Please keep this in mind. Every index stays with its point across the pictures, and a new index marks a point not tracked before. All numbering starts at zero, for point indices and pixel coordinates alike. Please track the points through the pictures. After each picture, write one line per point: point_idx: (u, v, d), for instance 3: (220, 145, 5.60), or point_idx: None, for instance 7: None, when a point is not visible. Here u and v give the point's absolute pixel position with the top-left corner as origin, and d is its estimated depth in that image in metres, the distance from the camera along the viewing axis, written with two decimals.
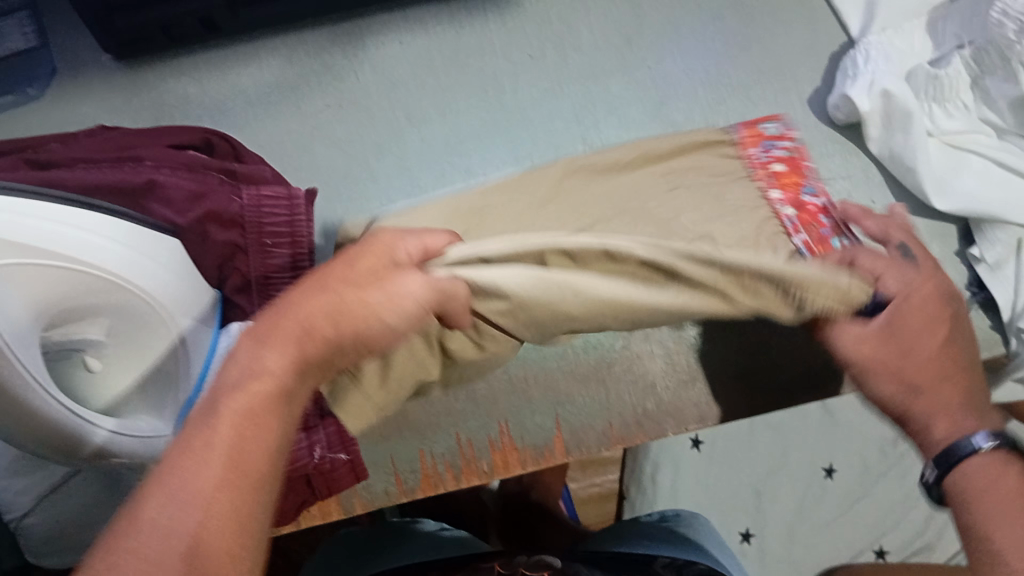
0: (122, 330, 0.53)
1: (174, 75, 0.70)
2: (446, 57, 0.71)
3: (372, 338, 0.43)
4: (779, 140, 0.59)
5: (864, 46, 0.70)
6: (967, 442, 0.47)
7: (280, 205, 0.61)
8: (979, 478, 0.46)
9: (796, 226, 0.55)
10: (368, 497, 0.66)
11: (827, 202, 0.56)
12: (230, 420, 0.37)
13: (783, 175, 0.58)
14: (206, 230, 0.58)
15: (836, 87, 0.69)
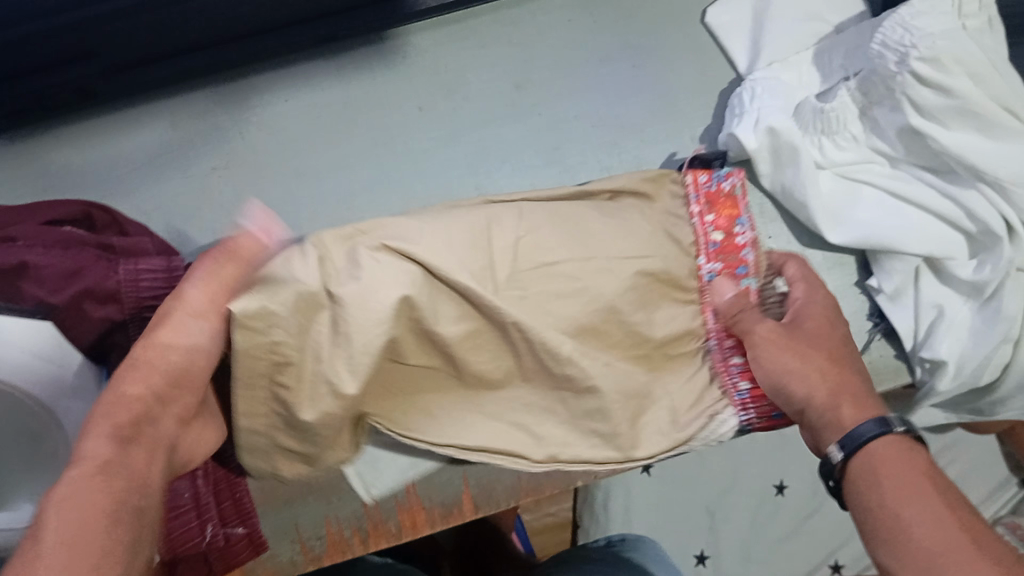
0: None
1: (56, 145, 0.69)
2: (336, 113, 0.72)
3: (179, 370, 0.52)
4: (725, 177, 0.62)
5: (751, 83, 0.73)
6: (863, 430, 0.51)
7: (159, 277, 0.60)
8: (886, 458, 0.50)
9: (713, 252, 0.61)
10: (274, 567, 0.64)
11: (751, 239, 0.61)
12: (63, 507, 0.42)
13: (720, 202, 0.62)
14: (83, 308, 0.57)
15: (726, 125, 0.72)
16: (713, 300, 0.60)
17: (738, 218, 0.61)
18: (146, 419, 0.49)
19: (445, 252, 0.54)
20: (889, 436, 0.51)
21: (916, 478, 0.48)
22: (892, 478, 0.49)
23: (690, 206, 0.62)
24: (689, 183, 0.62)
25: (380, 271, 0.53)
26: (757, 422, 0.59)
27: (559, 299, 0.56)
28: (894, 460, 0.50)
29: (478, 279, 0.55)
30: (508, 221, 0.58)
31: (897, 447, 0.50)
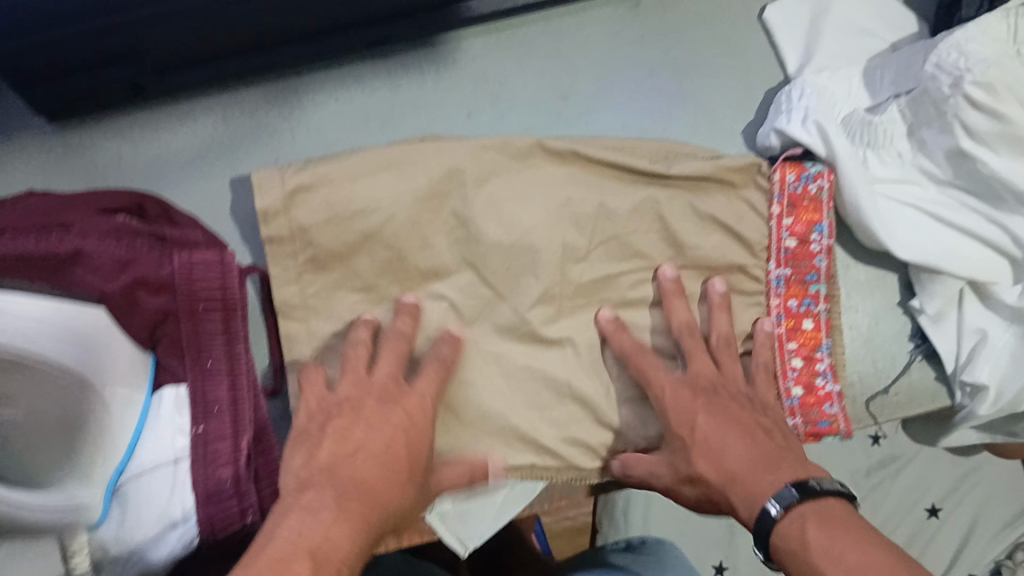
0: (41, 404, 0.54)
1: (107, 136, 0.70)
2: (382, 116, 0.73)
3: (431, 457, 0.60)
4: (817, 178, 0.67)
5: (799, 83, 0.73)
6: (768, 511, 0.53)
7: (212, 272, 0.61)
8: (796, 528, 0.51)
9: (786, 258, 0.67)
10: None
11: (829, 245, 0.67)
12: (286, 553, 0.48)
13: (803, 206, 0.67)
14: (135, 296, 0.59)
15: (770, 119, 0.72)
16: (778, 301, 0.67)
17: (817, 225, 0.67)
18: (415, 470, 0.58)
19: (535, 230, 0.65)
20: (806, 499, 0.52)
21: (835, 525, 0.50)
22: (817, 538, 0.50)
23: (774, 205, 0.66)
24: (777, 181, 0.66)
25: (454, 252, 0.66)
26: (805, 428, 0.65)
27: (631, 291, 0.67)
28: (823, 522, 0.50)
29: (568, 253, 0.66)
30: (589, 190, 0.66)
31: (816, 509, 0.52)
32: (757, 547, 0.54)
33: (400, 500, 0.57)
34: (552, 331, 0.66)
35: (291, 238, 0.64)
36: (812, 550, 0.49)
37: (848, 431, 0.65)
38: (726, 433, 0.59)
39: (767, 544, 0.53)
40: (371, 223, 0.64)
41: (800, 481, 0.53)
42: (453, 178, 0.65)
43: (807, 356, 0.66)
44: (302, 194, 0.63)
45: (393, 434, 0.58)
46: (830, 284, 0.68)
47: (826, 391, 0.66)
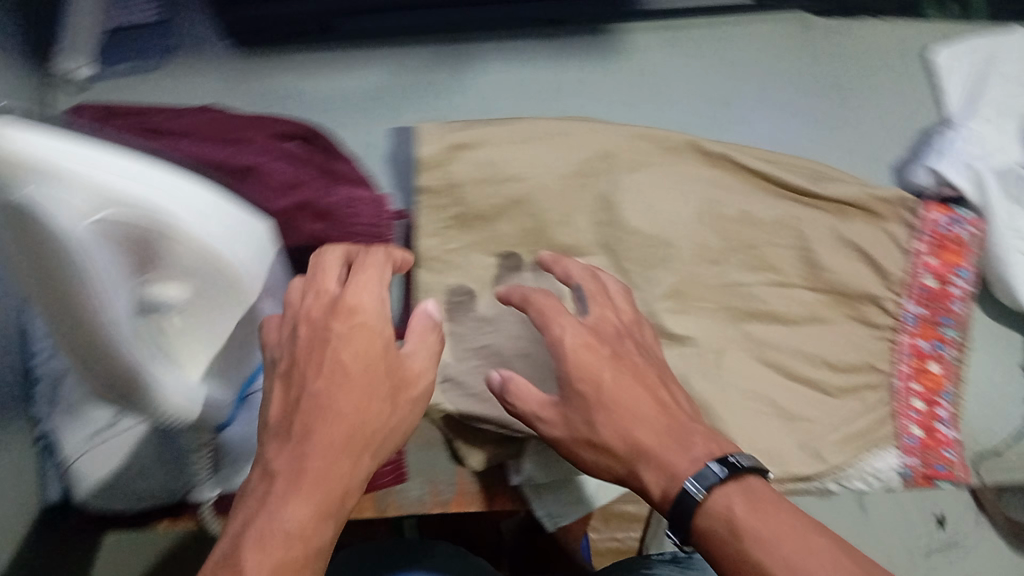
0: (195, 288, 0.55)
1: (287, 69, 0.74)
2: (544, 92, 0.75)
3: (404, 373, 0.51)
4: (967, 223, 0.66)
5: (959, 125, 0.71)
6: (688, 492, 0.47)
7: (369, 208, 0.65)
8: (724, 510, 0.46)
9: (924, 297, 0.66)
10: (402, 501, 0.67)
11: (968, 291, 0.66)
12: (264, 549, 0.42)
13: (950, 248, 0.66)
14: (298, 218, 0.63)
15: (924, 158, 0.72)
16: (907, 338, 0.66)
17: (960, 269, 0.66)
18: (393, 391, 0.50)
19: (676, 223, 0.67)
20: (731, 480, 0.46)
21: (766, 513, 0.45)
22: (745, 522, 0.45)
23: (918, 241, 0.66)
24: (927, 220, 0.66)
25: (592, 232, 0.68)
26: (920, 469, 0.65)
27: (760, 303, 0.67)
28: (752, 509, 0.45)
29: (704, 253, 0.67)
30: (735, 196, 0.67)
31: (740, 490, 0.46)
32: (671, 528, 0.48)
33: (388, 423, 0.50)
34: (676, 324, 0.66)
35: (440, 191, 0.67)
36: (752, 535, 0.44)
37: (965, 478, 0.65)
38: (636, 394, 0.53)
39: (686, 528, 0.47)
40: (521, 189, 0.67)
41: (720, 460, 0.48)
42: (604, 161, 0.67)
43: (929, 399, 0.66)
44: (458, 152, 0.67)
45: (369, 355, 0.50)
46: (963, 331, 0.66)
47: (946, 436, 0.66)
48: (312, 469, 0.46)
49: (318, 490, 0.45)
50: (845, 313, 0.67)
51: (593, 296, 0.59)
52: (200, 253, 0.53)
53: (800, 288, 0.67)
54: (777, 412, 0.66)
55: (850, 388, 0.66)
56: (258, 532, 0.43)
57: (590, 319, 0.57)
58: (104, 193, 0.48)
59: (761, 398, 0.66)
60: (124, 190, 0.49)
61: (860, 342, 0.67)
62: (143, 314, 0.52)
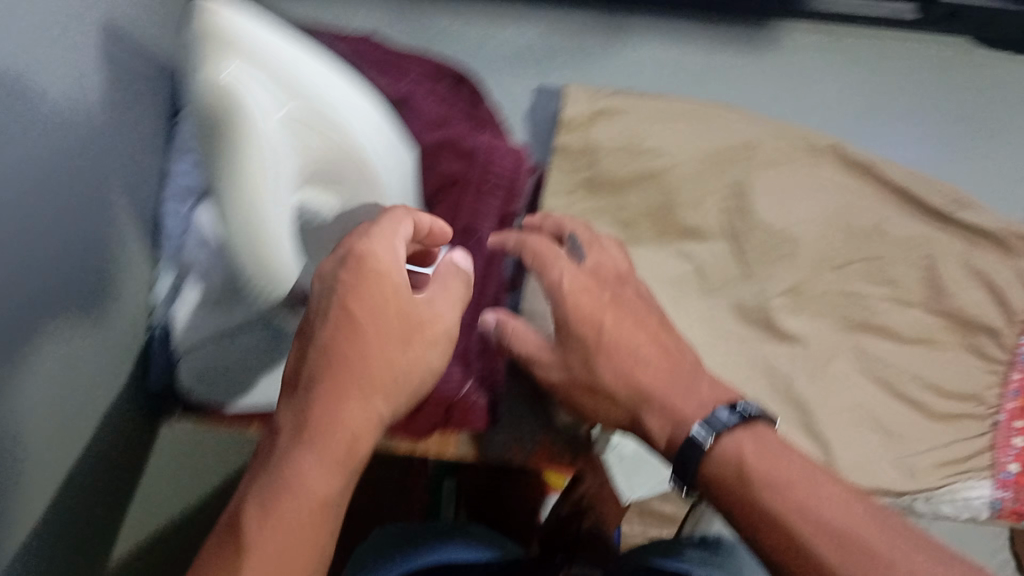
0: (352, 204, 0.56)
1: (441, 10, 0.74)
2: (691, 73, 0.74)
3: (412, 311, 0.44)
4: None
5: None
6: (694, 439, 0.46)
7: (508, 159, 0.65)
8: (731, 450, 0.46)
9: None
10: (487, 449, 0.66)
11: None
12: (284, 528, 0.39)
13: None
14: (441, 154, 0.64)
15: None
16: (1019, 375, 0.65)
17: None
18: (409, 331, 0.44)
19: (805, 224, 0.67)
20: (739, 427, 0.46)
21: (777, 459, 0.45)
22: (758, 468, 0.44)
23: None
24: None
25: (719, 217, 0.68)
26: (1009, 503, 0.64)
27: (877, 315, 0.67)
28: (762, 454, 0.45)
29: (828, 261, 0.67)
30: (866, 206, 0.68)
31: (750, 436, 0.46)
32: (674, 472, 0.48)
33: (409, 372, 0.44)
34: (790, 322, 0.66)
35: (578, 153, 0.68)
36: (765, 478, 0.44)
37: None
38: (635, 339, 0.52)
39: (692, 471, 0.47)
40: (656, 165, 0.68)
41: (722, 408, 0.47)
42: (741, 148, 0.68)
43: None
44: (604, 117, 0.68)
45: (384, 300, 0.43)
46: None
47: None
48: (336, 423, 0.41)
49: (329, 443, 0.41)
50: (959, 341, 0.67)
51: (588, 244, 0.57)
52: (356, 155, 0.53)
53: (918, 310, 0.67)
54: (876, 426, 0.65)
55: (954, 414, 0.66)
56: (273, 495, 0.39)
57: (587, 265, 0.56)
58: (304, 89, 0.50)
59: (862, 410, 0.65)
60: (300, 77, 0.50)
61: (971, 373, 0.66)
62: (298, 207, 0.52)
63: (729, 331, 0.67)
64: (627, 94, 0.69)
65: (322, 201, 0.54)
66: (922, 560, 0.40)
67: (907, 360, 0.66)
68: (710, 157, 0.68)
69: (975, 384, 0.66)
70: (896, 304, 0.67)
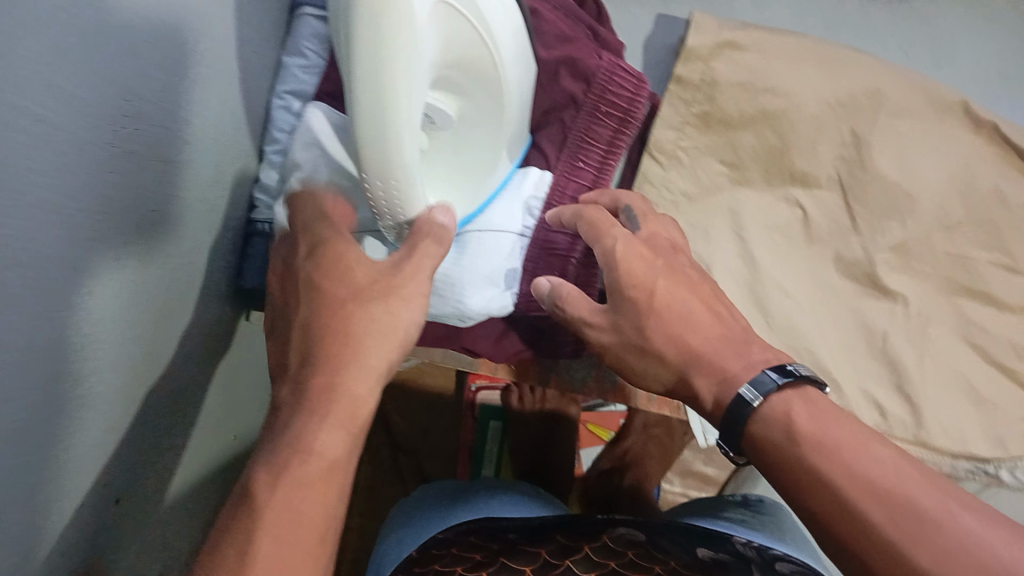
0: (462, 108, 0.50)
1: None
2: (821, 16, 0.72)
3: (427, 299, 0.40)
4: None
5: None
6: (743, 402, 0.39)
7: (628, 83, 0.65)
8: (792, 408, 0.38)
9: None
10: (565, 378, 0.69)
11: None
12: (304, 495, 0.35)
13: None
14: (560, 72, 0.63)
15: None
16: None
17: None
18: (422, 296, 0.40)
19: (921, 180, 0.65)
20: (789, 388, 0.38)
21: (830, 418, 0.37)
22: (811, 428, 0.37)
23: None
24: None
25: (832, 166, 0.66)
26: None
27: (983, 282, 0.65)
28: (816, 413, 0.37)
29: (939, 220, 0.65)
30: (990, 169, 0.65)
31: (799, 396, 0.38)
32: (721, 437, 0.41)
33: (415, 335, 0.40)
34: (891, 279, 0.65)
35: (697, 85, 0.67)
36: (827, 440, 0.36)
37: None
38: (690, 304, 0.45)
39: (739, 436, 0.39)
40: (774, 107, 0.66)
41: (773, 368, 0.39)
42: (865, 96, 0.66)
43: None
44: (727, 50, 0.67)
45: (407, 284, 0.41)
46: None
47: None
48: (346, 389, 0.37)
49: (339, 404, 0.37)
50: None
51: (642, 215, 0.52)
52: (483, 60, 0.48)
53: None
54: (969, 394, 0.64)
55: None
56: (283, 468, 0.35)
57: (641, 234, 0.50)
58: None
59: (957, 376, 0.64)
60: None
61: None
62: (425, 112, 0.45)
63: (828, 282, 0.66)
64: (751, 30, 0.67)
65: (445, 107, 0.48)
66: (1009, 538, 0.31)
67: (1009, 330, 0.64)
68: (830, 102, 0.66)
69: None
70: (1005, 273, 0.65)
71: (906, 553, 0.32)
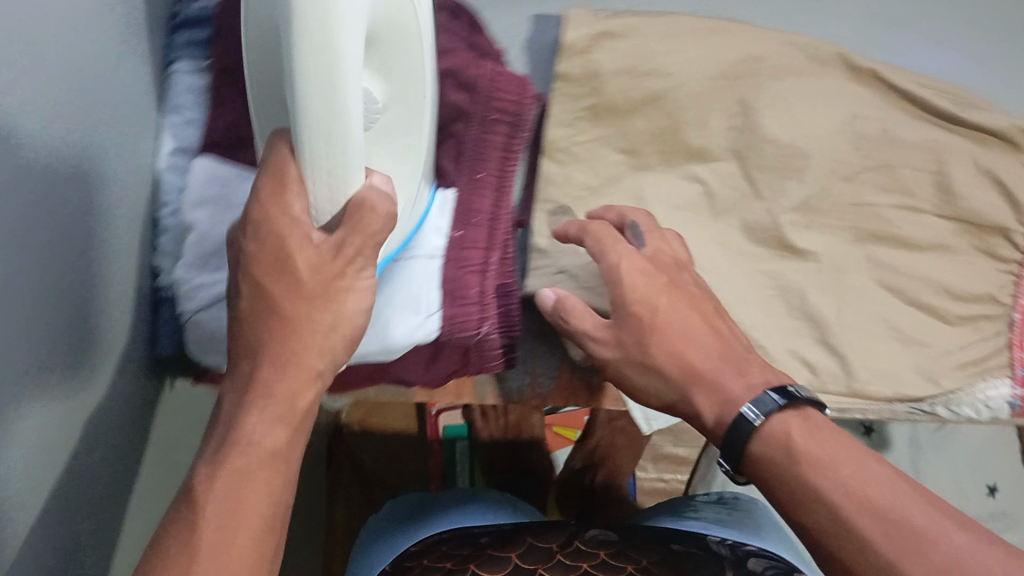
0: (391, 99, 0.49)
1: None
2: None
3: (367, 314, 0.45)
4: None
5: None
6: (749, 418, 0.46)
7: (512, 87, 0.64)
8: (796, 433, 0.45)
9: None
10: (502, 390, 0.68)
11: None
12: (247, 484, 0.39)
13: None
14: (442, 86, 0.63)
15: None
16: None
17: None
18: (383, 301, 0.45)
19: (813, 136, 0.66)
20: (789, 408, 0.46)
21: (824, 439, 0.45)
22: (810, 452, 0.44)
23: None
24: None
25: (727, 134, 0.67)
26: None
27: (889, 224, 0.66)
28: (811, 433, 0.45)
29: (838, 171, 0.66)
30: (875, 113, 0.66)
31: (797, 418, 0.46)
32: (723, 455, 0.48)
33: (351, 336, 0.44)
34: (801, 238, 0.66)
35: (579, 79, 0.67)
36: (828, 459, 0.43)
37: None
38: (690, 316, 0.53)
39: (739, 451, 0.47)
40: (659, 88, 0.67)
41: (775, 389, 0.47)
42: (743, 63, 0.67)
43: None
44: (605, 40, 0.67)
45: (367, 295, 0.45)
46: None
47: None
48: (267, 384, 0.41)
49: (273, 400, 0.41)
50: (968, 244, 0.66)
51: (648, 230, 0.59)
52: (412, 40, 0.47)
53: (928, 218, 0.66)
54: (895, 335, 0.65)
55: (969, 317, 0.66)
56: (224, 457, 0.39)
57: (646, 251, 0.57)
58: None
59: (882, 320, 0.65)
60: None
61: (985, 277, 0.66)
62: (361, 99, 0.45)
63: (742, 251, 0.66)
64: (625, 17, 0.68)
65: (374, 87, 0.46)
66: (989, 546, 0.39)
67: (921, 268, 0.65)
68: (712, 75, 0.67)
69: (986, 288, 0.65)
70: (908, 214, 0.66)
71: (900, 563, 0.39)
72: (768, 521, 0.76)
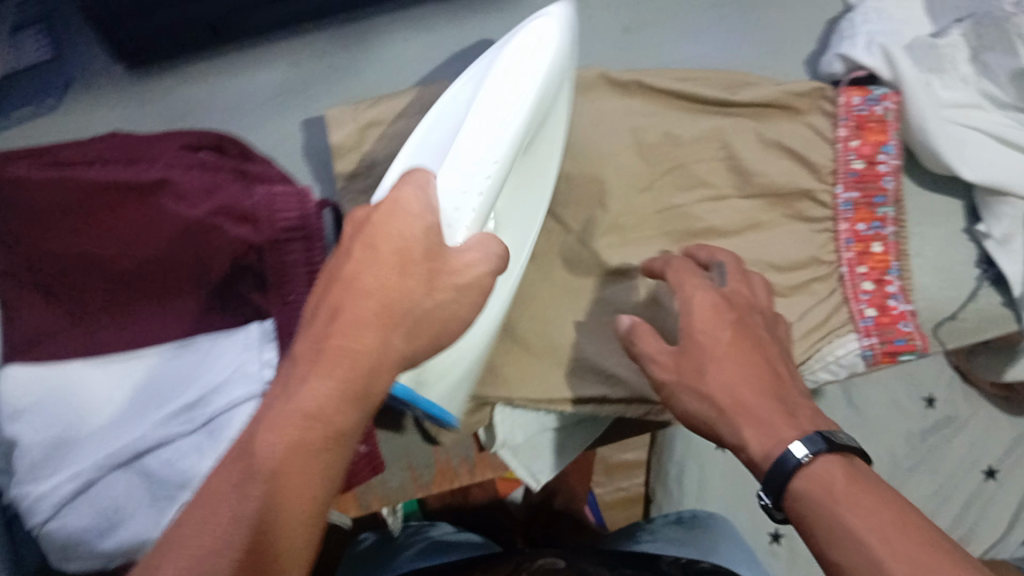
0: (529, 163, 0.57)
1: (181, 83, 0.79)
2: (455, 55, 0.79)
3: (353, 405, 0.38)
4: (883, 101, 0.66)
5: (862, 9, 0.72)
6: (792, 454, 0.43)
7: (292, 202, 0.61)
8: (834, 477, 0.42)
9: (853, 180, 0.66)
10: (384, 493, 0.67)
11: (896, 165, 0.65)
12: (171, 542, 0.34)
13: (870, 128, 0.66)
14: (217, 223, 0.60)
15: (834, 47, 0.72)
16: (847, 225, 0.66)
17: (884, 145, 0.65)
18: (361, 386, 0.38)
19: (601, 157, 0.66)
20: (835, 454, 0.43)
21: (865, 489, 0.41)
22: (849, 498, 0.40)
23: (840, 127, 0.66)
24: (843, 104, 0.66)
25: None
26: (880, 348, 0.64)
27: (696, 218, 0.67)
28: (852, 480, 0.42)
29: (636, 181, 0.67)
30: (652, 120, 0.67)
31: (843, 465, 0.43)
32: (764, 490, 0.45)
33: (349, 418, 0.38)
34: (619, 258, 0.66)
35: (363, 175, 0.67)
36: (854, 503, 0.40)
37: (925, 347, 0.63)
38: (754, 358, 0.49)
39: (779, 487, 0.44)
40: None
41: (824, 432, 0.44)
42: None
43: (877, 279, 0.65)
44: (373, 129, 0.67)
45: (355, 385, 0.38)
46: (897, 206, 0.66)
47: (900, 311, 0.64)
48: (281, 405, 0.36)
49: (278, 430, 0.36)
50: (775, 214, 0.68)
51: (735, 271, 0.55)
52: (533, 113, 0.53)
53: (731, 201, 0.67)
54: None
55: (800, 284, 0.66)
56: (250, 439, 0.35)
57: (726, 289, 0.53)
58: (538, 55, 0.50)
59: None
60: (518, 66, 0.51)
61: (801, 240, 0.67)
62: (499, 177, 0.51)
63: (569, 287, 0.67)
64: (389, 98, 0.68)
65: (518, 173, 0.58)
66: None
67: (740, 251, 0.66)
68: None
69: (804, 252, 0.67)
70: (711, 203, 0.67)
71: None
72: (724, 539, 0.75)
